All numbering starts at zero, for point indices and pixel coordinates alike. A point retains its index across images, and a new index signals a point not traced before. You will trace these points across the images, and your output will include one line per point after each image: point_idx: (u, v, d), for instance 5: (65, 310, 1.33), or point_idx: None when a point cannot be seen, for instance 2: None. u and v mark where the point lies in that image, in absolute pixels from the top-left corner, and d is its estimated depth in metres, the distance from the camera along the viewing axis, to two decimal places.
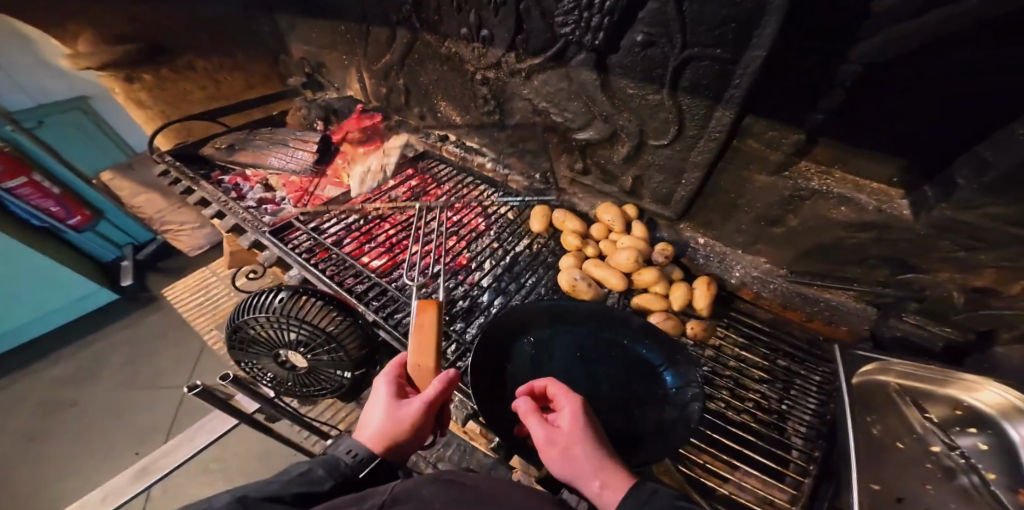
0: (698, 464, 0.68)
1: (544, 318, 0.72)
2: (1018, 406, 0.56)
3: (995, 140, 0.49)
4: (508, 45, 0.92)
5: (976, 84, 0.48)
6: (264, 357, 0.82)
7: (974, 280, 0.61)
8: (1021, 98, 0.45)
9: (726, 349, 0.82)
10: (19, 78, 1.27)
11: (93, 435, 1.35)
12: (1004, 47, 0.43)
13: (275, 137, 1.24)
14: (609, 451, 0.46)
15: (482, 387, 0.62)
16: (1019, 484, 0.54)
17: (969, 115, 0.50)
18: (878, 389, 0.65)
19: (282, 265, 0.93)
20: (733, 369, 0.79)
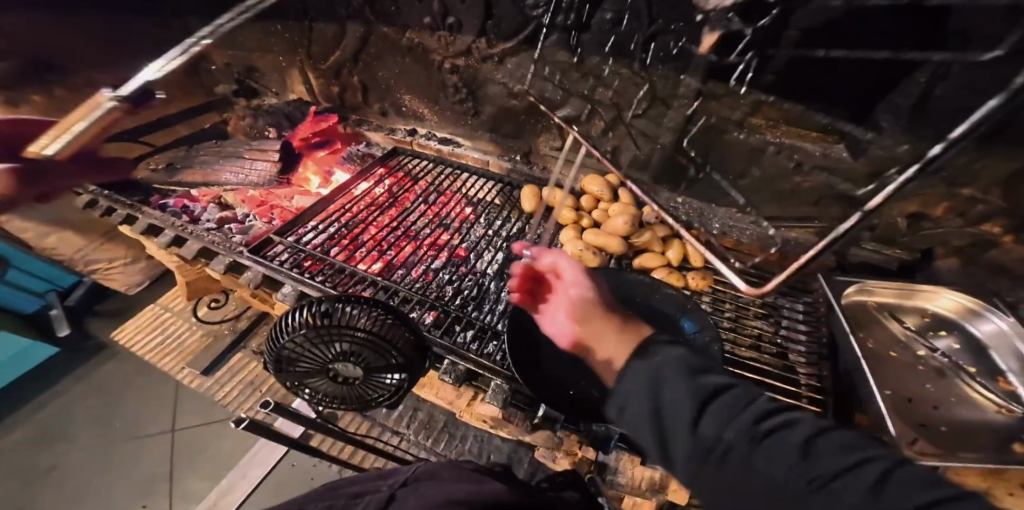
0: None
1: (556, 294, 0.78)
2: (970, 307, 0.71)
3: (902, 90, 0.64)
4: (478, 31, 0.88)
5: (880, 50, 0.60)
6: (307, 381, 0.63)
7: (908, 206, 0.79)
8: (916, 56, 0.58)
9: (722, 294, 0.94)
10: None
11: (112, 478, 1.41)
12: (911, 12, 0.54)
13: (223, 150, 1.18)
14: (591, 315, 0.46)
15: (522, 361, 0.70)
16: (991, 371, 0.67)
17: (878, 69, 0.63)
18: (863, 309, 0.77)
19: (268, 282, 0.93)
20: (731, 312, 0.92)
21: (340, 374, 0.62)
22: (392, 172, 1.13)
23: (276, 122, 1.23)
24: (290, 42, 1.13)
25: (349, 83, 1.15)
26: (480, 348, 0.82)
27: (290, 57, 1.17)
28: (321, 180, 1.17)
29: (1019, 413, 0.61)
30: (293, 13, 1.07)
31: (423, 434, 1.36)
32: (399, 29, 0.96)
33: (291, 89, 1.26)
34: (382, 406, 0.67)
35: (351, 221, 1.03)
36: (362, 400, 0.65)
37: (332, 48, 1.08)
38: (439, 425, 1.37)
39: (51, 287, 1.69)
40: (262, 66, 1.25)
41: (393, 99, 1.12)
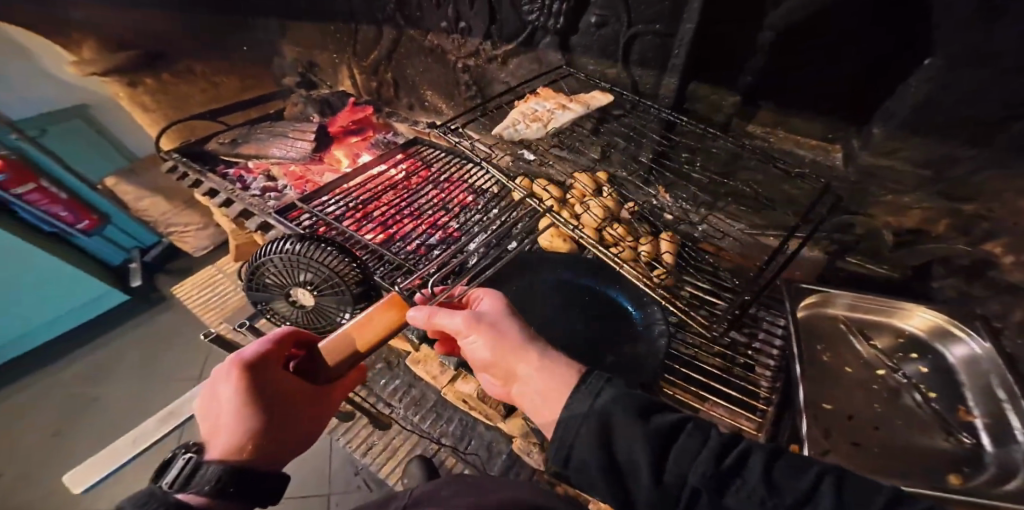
0: (670, 396, 0.73)
1: (519, 269, 0.85)
2: (944, 328, 0.69)
3: (897, 95, 0.65)
4: (484, 34, 1.04)
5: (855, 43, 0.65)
6: (277, 299, 0.83)
7: (906, 223, 0.75)
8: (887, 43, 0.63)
9: None
10: (22, 91, 1.52)
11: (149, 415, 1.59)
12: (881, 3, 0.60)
13: (274, 129, 1.38)
14: (537, 348, 0.45)
15: None
16: (956, 398, 0.62)
17: (854, 60, 0.67)
18: (829, 321, 0.74)
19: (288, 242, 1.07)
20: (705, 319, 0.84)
21: (298, 302, 0.82)
22: (410, 158, 1.25)
23: (320, 109, 1.42)
24: (341, 41, 1.36)
25: (384, 79, 1.35)
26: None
27: (341, 54, 1.40)
28: (350, 161, 1.33)
29: (967, 443, 0.57)
30: (345, 18, 1.29)
31: (410, 412, 1.29)
32: (423, 31, 1.15)
33: (340, 82, 1.50)
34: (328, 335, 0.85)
35: (365, 198, 1.12)
36: (317, 326, 0.85)
37: (372, 47, 1.30)
38: (428, 404, 1.30)
39: (136, 244, 1.99)
40: (321, 63, 1.49)
41: (417, 95, 1.31)
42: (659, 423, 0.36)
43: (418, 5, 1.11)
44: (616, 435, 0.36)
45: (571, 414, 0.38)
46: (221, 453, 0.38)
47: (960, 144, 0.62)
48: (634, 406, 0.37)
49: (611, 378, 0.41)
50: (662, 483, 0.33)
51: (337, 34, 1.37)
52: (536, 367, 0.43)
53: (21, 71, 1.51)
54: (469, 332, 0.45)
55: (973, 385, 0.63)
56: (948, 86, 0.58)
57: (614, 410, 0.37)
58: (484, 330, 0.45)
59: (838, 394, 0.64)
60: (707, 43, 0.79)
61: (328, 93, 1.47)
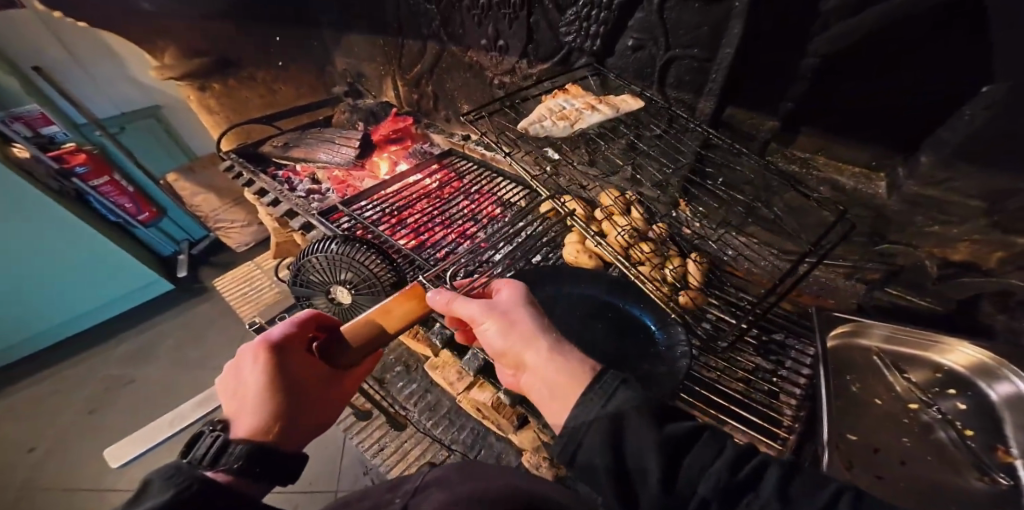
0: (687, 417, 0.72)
1: (544, 280, 0.86)
2: (985, 364, 0.65)
3: (949, 123, 0.63)
4: (521, 53, 1.09)
5: (902, 71, 0.64)
6: (318, 296, 0.89)
7: (952, 255, 0.71)
8: (938, 75, 0.61)
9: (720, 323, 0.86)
10: (108, 91, 1.71)
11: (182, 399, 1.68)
12: (934, 34, 0.58)
13: (322, 135, 1.48)
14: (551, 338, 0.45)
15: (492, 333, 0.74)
16: (997, 439, 0.59)
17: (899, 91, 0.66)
18: (859, 350, 0.72)
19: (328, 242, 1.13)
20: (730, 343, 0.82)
21: (336, 298, 0.87)
22: (444, 169, 1.29)
23: (364, 118, 1.51)
24: (388, 54, 1.45)
25: (425, 92, 1.43)
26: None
27: (387, 66, 1.49)
28: (388, 167, 1.39)
29: (1000, 482, 0.54)
30: (393, 34, 1.38)
31: (425, 417, 1.30)
32: (464, 48, 1.21)
33: (384, 93, 1.59)
34: None
35: (401, 204, 1.17)
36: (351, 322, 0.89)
37: (416, 61, 1.38)
38: (442, 410, 1.31)
39: (186, 237, 2.17)
40: (369, 75, 1.59)
41: (454, 108, 1.37)
42: (672, 430, 0.36)
43: (461, 23, 1.17)
44: (627, 436, 0.36)
45: (581, 414, 0.38)
46: (243, 433, 0.40)
47: (1012, 175, 0.59)
48: (650, 411, 0.37)
49: (627, 379, 0.40)
50: (672, 490, 0.33)
51: (384, 48, 1.46)
52: (548, 353, 0.43)
53: (114, 74, 1.70)
54: (484, 317, 0.47)
55: (1016, 426, 0.59)
56: (997, 112, 0.56)
57: (629, 413, 0.37)
58: (497, 317, 0.46)
59: (864, 426, 0.63)
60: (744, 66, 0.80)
61: (372, 102, 1.56)
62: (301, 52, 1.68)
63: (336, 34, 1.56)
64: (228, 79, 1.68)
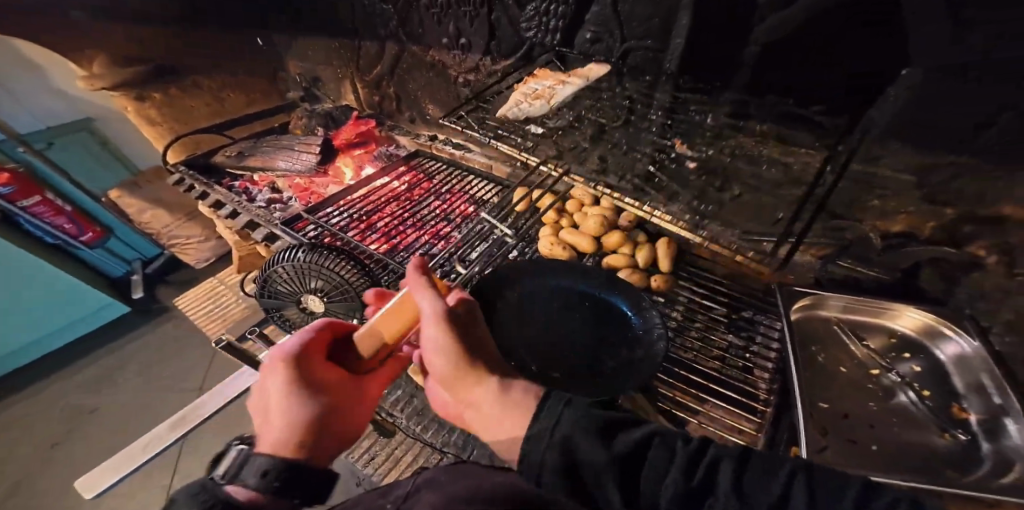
0: (671, 399, 0.75)
1: (521, 274, 0.85)
2: (933, 327, 0.72)
3: (875, 102, 0.71)
4: (485, 50, 1.08)
5: (830, 59, 0.72)
6: (288, 307, 0.85)
7: (892, 226, 0.79)
8: (858, 61, 0.69)
9: (693, 304, 0.88)
10: (29, 104, 1.57)
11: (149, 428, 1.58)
12: (849, 24, 0.67)
13: (280, 142, 1.41)
14: None
15: None
16: (952, 398, 0.65)
17: (829, 76, 0.74)
18: (823, 323, 0.77)
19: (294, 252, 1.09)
20: (703, 321, 0.85)
21: (309, 307, 0.84)
22: (411, 170, 1.28)
23: (324, 123, 1.47)
24: (343, 56, 1.40)
25: (386, 93, 1.39)
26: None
27: (343, 68, 1.44)
28: (353, 172, 1.36)
29: (961, 437, 0.60)
30: (348, 35, 1.34)
31: (413, 424, 1.28)
32: (424, 47, 1.19)
33: (343, 96, 1.53)
34: None
35: (368, 209, 1.14)
36: None
37: (374, 63, 1.34)
38: (430, 414, 1.29)
39: (138, 256, 2.02)
40: (324, 78, 1.54)
41: (418, 109, 1.35)
42: (620, 447, 0.38)
43: (419, 22, 1.15)
44: (580, 457, 0.38)
45: (535, 438, 0.40)
46: (269, 447, 0.40)
47: (936, 150, 0.68)
48: (595, 429, 0.39)
49: (570, 400, 0.42)
50: (633, 506, 0.35)
51: (339, 50, 1.41)
52: (488, 389, 0.47)
53: (33, 85, 1.56)
54: (436, 335, 0.48)
55: (966, 385, 0.66)
56: (917, 93, 0.64)
57: (578, 436, 0.38)
58: (445, 342, 0.48)
59: (832, 395, 0.67)
60: (695, 54, 0.86)
61: (330, 106, 1.51)
62: (249, 57, 1.60)
63: (287, 37, 1.50)
64: (170, 87, 1.56)
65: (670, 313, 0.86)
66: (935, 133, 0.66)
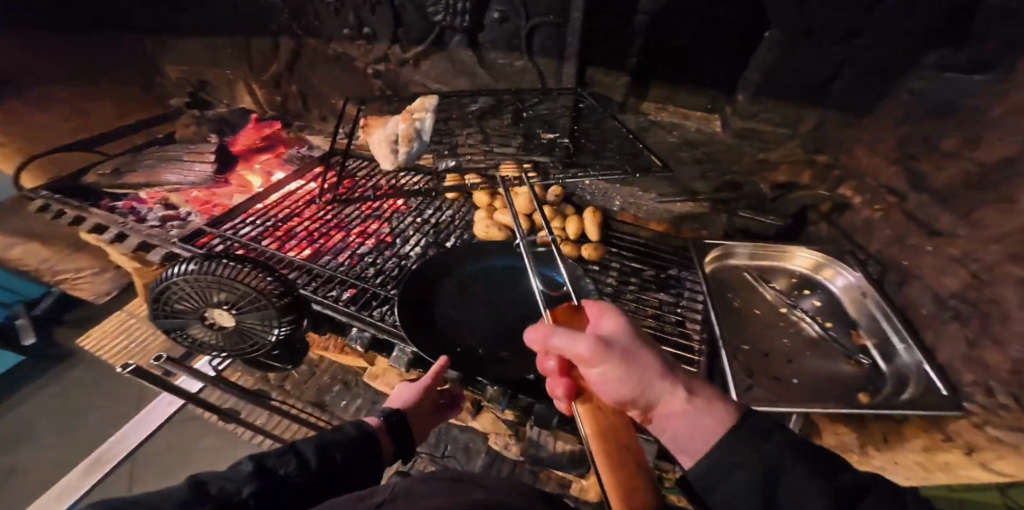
0: None
1: (463, 258, 0.85)
2: (821, 262, 0.83)
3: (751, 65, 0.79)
4: (392, 39, 1.04)
5: (716, 21, 0.77)
6: (192, 324, 0.81)
7: (778, 176, 0.91)
8: (733, 25, 0.76)
9: (625, 267, 0.93)
10: None
11: None
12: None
13: (163, 154, 1.27)
14: (674, 377, 0.35)
15: (412, 322, 0.72)
16: (851, 326, 0.74)
17: (718, 37, 0.79)
18: (734, 271, 0.85)
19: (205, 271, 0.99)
20: (636, 282, 0.90)
21: (215, 321, 0.80)
22: (329, 170, 1.21)
23: (218, 128, 1.34)
24: (232, 57, 1.29)
25: (289, 92, 1.30)
26: (385, 316, 0.82)
27: (235, 70, 1.32)
28: (262, 180, 1.25)
29: (865, 363, 0.67)
30: (233, 32, 1.23)
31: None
32: (323, 40, 1.13)
33: (240, 99, 1.40)
34: (253, 354, 0.84)
35: (285, 216, 1.06)
36: (239, 346, 0.83)
37: (270, 61, 1.24)
38: None
39: (19, 299, 1.67)
40: (213, 80, 1.39)
41: (328, 107, 1.27)
42: (847, 480, 0.28)
43: (313, 13, 1.09)
44: (780, 489, 0.28)
45: (739, 468, 0.29)
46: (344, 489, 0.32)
47: (798, 100, 0.79)
48: (806, 456, 0.29)
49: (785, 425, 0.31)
50: None
51: (227, 49, 1.29)
52: (691, 400, 0.33)
53: None
54: (603, 362, 0.33)
55: (858, 311, 0.76)
56: (780, 50, 0.74)
57: (788, 461, 0.29)
58: (621, 363, 0.33)
59: (750, 337, 0.73)
60: (599, 30, 0.88)
61: (225, 111, 1.38)
62: (123, 65, 1.44)
63: (160, 37, 1.34)
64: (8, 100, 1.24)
65: (608, 279, 0.90)
66: (791, 85, 0.77)
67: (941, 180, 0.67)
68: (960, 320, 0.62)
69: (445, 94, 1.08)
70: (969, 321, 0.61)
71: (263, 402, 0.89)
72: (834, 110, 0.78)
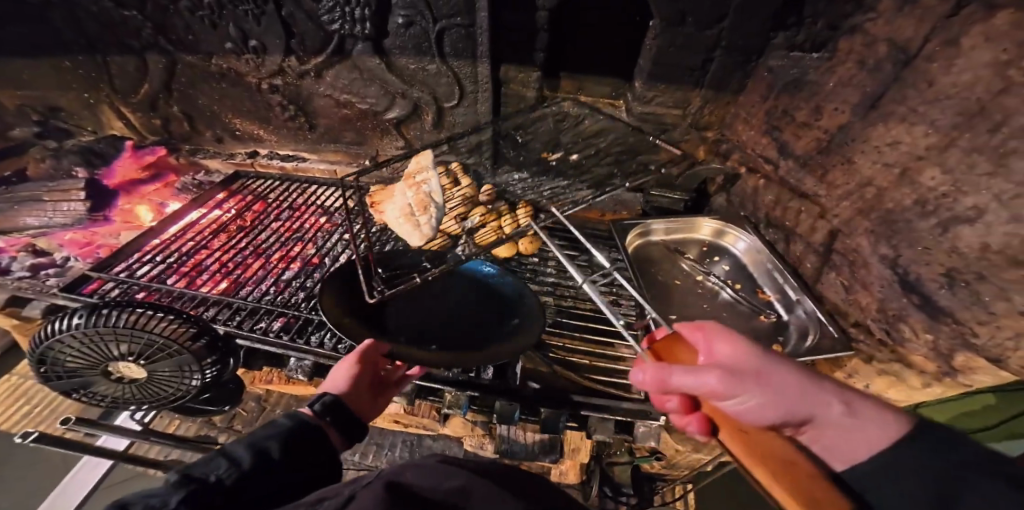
0: (562, 347, 0.82)
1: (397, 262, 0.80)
2: (723, 230, 0.94)
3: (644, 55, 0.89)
4: (285, 50, 0.97)
5: (612, 16, 0.86)
6: (95, 381, 0.72)
7: (679, 155, 1.04)
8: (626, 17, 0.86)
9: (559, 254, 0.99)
10: None
11: None
12: None
13: (16, 194, 1.08)
14: (818, 385, 0.33)
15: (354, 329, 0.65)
16: (755, 285, 0.86)
17: (613, 28, 0.88)
18: (656, 247, 0.94)
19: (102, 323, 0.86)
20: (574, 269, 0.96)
21: (122, 376, 0.72)
22: (235, 195, 1.10)
23: (83, 160, 1.15)
24: (87, 79, 1.10)
25: (170, 114, 1.15)
26: (323, 340, 0.78)
27: (95, 93, 1.13)
28: (154, 213, 1.12)
29: (771, 316, 0.79)
30: (82, 50, 1.05)
31: (347, 456, 1.15)
32: (203, 56, 1.01)
33: (107, 126, 1.21)
34: (175, 404, 0.76)
35: (190, 250, 0.95)
36: (160, 398, 0.75)
37: (139, 80, 1.09)
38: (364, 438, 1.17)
39: None
40: (66, 105, 1.17)
41: (222, 125, 1.15)
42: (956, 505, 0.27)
43: (185, 27, 0.97)
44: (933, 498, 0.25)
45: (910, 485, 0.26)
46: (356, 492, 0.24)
47: (687, 85, 0.92)
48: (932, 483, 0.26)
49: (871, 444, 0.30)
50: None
51: (79, 71, 1.10)
52: (847, 407, 0.31)
53: None
54: (739, 392, 0.31)
55: (758, 271, 0.88)
56: (662, 38, 0.83)
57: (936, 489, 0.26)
58: (755, 386, 0.31)
59: (679, 306, 0.82)
60: (506, 31, 0.89)
61: (90, 141, 1.18)
62: None
63: None
64: None
65: (549, 270, 0.95)
66: (671, 74, 0.90)
67: (800, 148, 0.83)
68: (835, 268, 0.77)
69: (356, 102, 1.04)
70: (842, 268, 0.76)
71: (201, 450, 0.83)
72: (709, 89, 0.92)
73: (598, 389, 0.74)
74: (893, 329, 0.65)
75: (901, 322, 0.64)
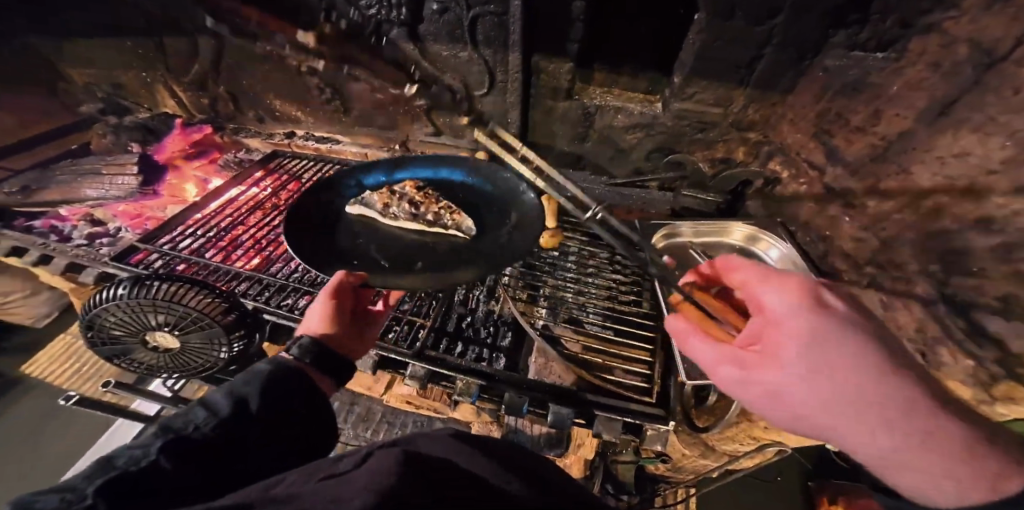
0: (577, 344, 0.81)
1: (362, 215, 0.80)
2: (756, 235, 0.89)
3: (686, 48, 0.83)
4: (325, 34, 0.99)
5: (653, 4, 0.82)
6: (135, 348, 0.77)
7: (715, 154, 0.99)
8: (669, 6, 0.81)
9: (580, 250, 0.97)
10: None
11: None
12: None
13: (80, 167, 1.17)
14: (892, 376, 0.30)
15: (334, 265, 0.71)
16: None
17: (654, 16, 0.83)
18: (682, 249, 0.90)
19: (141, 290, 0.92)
20: (594, 267, 0.94)
21: (160, 346, 0.78)
22: (272, 174, 1.15)
23: (139, 135, 1.23)
24: (146, 58, 1.18)
25: (217, 93, 1.21)
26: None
27: (152, 72, 1.21)
28: (198, 189, 1.18)
29: None
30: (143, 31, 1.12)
31: (360, 431, 1.18)
32: (250, 38, 1.05)
33: (162, 104, 1.29)
34: (205, 374, 0.80)
35: (229, 226, 1.01)
36: (191, 367, 0.80)
37: (191, 61, 1.15)
38: (376, 416, 1.21)
39: None
40: (128, 82, 1.26)
41: (263, 106, 1.20)
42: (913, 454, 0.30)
43: (234, 10, 1.01)
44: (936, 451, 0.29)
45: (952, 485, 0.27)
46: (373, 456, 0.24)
47: (729, 82, 0.86)
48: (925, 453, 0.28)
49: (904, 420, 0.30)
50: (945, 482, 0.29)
51: (139, 51, 1.18)
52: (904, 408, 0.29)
53: None
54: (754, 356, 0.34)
55: None
56: (706, 31, 0.78)
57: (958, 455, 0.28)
58: (780, 360, 0.33)
59: None
60: (541, 19, 0.87)
61: (147, 117, 1.27)
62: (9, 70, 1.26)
63: (53, 37, 1.19)
64: None
65: (569, 265, 0.93)
66: (714, 70, 0.84)
67: (850, 153, 0.77)
68: (874, 284, 0.73)
69: (389, 87, 1.05)
70: (882, 284, 0.71)
71: None
72: (754, 87, 0.86)
73: (609, 390, 0.73)
74: (932, 352, 0.61)
75: (939, 345, 0.60)
